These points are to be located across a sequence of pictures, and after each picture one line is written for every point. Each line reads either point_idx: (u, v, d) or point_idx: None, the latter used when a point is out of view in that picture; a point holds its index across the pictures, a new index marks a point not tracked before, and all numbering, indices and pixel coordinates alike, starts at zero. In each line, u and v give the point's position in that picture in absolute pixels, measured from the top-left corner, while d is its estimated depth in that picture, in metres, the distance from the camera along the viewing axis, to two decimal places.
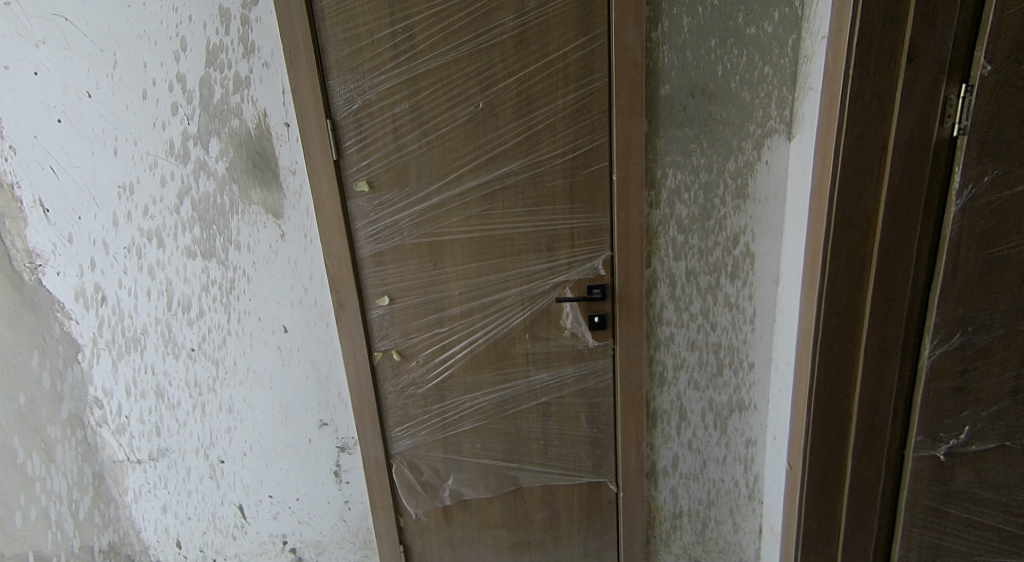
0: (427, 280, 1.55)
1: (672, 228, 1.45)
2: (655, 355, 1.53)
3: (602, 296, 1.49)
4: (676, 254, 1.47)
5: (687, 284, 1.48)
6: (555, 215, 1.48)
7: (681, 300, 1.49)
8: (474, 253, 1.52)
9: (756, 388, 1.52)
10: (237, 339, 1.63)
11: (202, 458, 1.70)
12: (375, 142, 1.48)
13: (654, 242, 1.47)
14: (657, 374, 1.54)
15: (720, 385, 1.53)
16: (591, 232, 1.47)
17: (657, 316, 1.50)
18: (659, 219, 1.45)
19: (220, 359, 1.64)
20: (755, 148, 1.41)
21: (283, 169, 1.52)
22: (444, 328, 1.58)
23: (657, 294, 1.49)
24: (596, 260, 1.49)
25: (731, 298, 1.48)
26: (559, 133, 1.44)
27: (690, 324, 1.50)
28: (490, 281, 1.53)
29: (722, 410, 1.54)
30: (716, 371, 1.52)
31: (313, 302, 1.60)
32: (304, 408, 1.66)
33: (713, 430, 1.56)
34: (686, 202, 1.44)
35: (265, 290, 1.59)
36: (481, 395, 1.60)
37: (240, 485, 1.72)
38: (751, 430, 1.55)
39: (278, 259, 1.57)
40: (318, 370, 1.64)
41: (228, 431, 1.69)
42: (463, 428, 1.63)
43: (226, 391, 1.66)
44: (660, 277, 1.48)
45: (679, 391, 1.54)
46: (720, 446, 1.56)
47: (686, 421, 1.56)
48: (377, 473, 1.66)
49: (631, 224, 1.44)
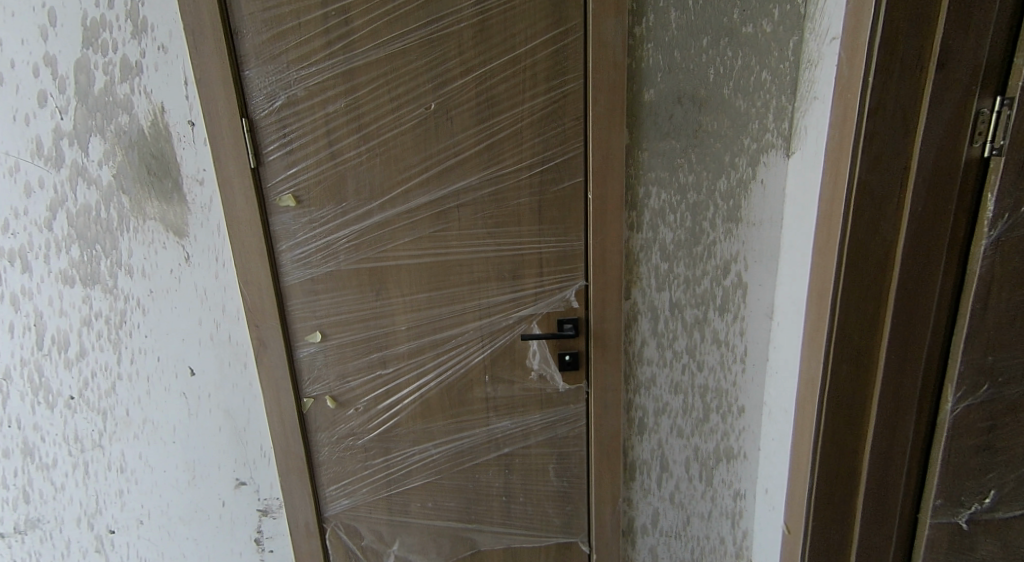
0: (367, 314, 1.30)
1: (655, 255, 1.26)
2: (634, 399, 1.33)
3: (574, 330, 1.29)
4: (658, 284, 1.28)
5: (670, 318, 1.29)
6: (520, 238, 1.26)
7: (663, 336, 1.30)
8: (423, 282, 1.28)
9: (746, 436, 1.34)
10: (130, 383, 1.33)
11: (87, 528, 1.40)
12: (305, 147, 1.23)
13: (635, 270, 1.27)
14: (636, 421, 1.34)
15: (705, 432, 1.34)
16: (562, 258, 1.26)
17: (637, 355, 1.31)
18: (640, 244, 1.26)
19: (109, 408, 1.34)
20: (749, 164, 1.22)
21: (187, 178, 1.23)
22: (388, 369, 1.33)
23: (638, 330, 1.30)
24: (568, 290, 1.28)
25: (719, 335, 1.30)
26: (526, 142, 1.22)
27: (673, 364, 1.31)
28: (442, 314, 1.30)
29: (708, 460, 1.35)
30: (702, 417, 1.33)
31: (226, 339, 1.31)
32: (216, 465, 1.38)
33: (698, 482, 1.37)
34: (670, 225, 1.25)
35: (166, 325, 1.31)
36: (433, 446, 1.36)
37: (137, 558, 1.43)
38: (741, 481, 1.36)
39: (182, 287, 1.28)
40: (233, 420, 1.36)
41: (119, 495, 1.39)
42: (410, 485, 1.39)
43: (118, 447, 1.36)
44: (641, 310, 1.29)
45: (661, 439, 1.35)
46: (705, 500, 1.38)
47: (668, 473, 1.37)
48: (307, 539, 1.40)
49: (608, 250, 1.24)
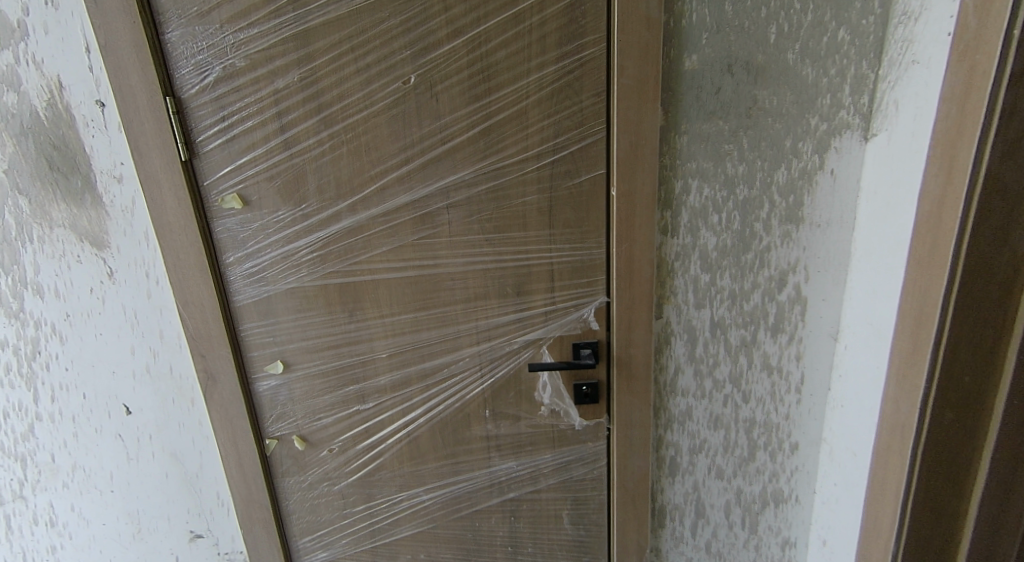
0: (339, 339, 1.06)
1: (696, 265, 1.02)
2: (665, 435, 1.11)
3: (591, 363, 1.03)
4: (697, 300, 1.04)
5: (710, 341, 1.06)
6: (526, 246, 1.00)
7: (702, 362, 1.07)
8: (405, 300, 1.04)
9: (800, 477, 1.12)
10: (51, 424, 1.10)
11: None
12: (250, 133, 0.97)
13: (668, 283, 1.03)
14: (666, 460, 1.13)
15: (750, 473, 1.13)
16: (578, 270, 1.02)
17: (670, 384, 1.08)
18: (676, 251, 1.01)
19: (29, 454, 1.12)
20: (814, 150, 0.96)
21: (102, 174, 0.97)
22: (366, 404, 1.09)
23: (671, 355, 1.06)
24: (585, 308, 1.03)
25: (769, 359, 1.06)
26: (532, 124, 0.96)
27: (713, 394, 1.09)
28: (430, 339, 1.05)
29: (752, 505, 1.15)
30: (747, 455, 1.12)
31: (166, 371, 1.07)
32: (165, 516, 1.16)
33: (739, 530, 1.17)
34: (713, 228, 1.00)
35: (90, 355, 1.06)
36: (424, 492, 1.14)
37: None
38: (790, 528, 1.15)
39: (106, 309, 1.04)
40: (182, 466, 1.13)
41: (51, 552, 1.18)
42: (399, 535, 1.17)
43: (43, 497, 1.14)
44: (675, 331, 1.05)
45: (697, 481, 1.14)
46: (746, 548, 1.18)
47: (704, 519, 1.17)
48: None
49: (637, 260, 0.99)
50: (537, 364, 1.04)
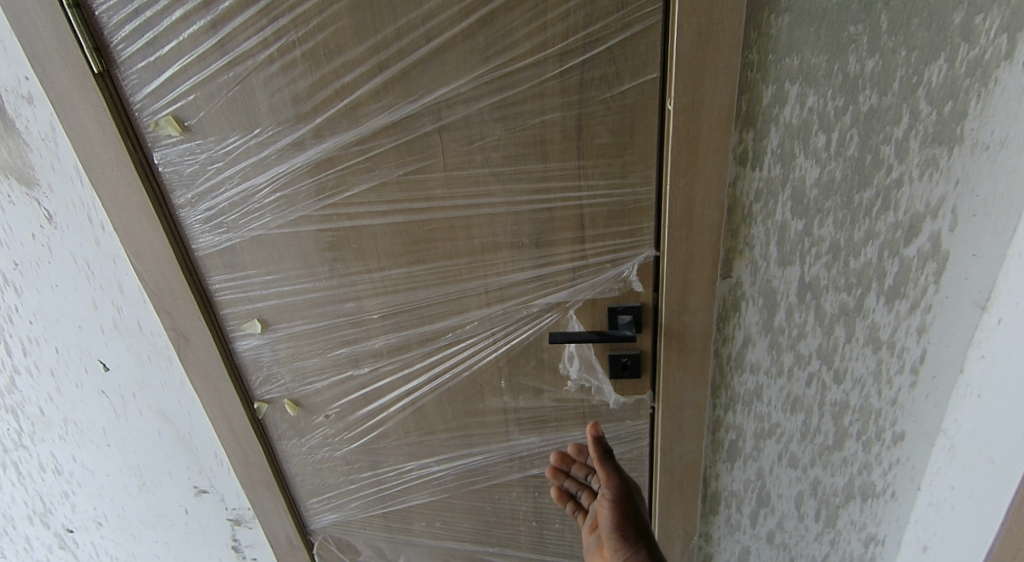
0: (320, 296, 0.87)
1: (785, 207, 0.72)
2: (724, 417, 0.88)
3: (631, 336, 0.78)
4: (781, 256, 0.75)
5: (796, 307, 0.78)
6: (545, 183, 0.74)
7: (781, 333, 0.80)
8: (395, 252, 0.81)
9: (901, 471, 0.87)
10: (31, 379, 1.00)
11: (42, 526, 1.17)
12: (174, 34, 0.72)
13: (742, 233, 0.74)
14: (724, 444, 0.90)
15: (834, 464, 0.89)
16: (615, 216, 0.75)
17: (736, 358, 0.83)
18: (757, 189, 0.72)
19: (19, 406, 1.03)
20: (999, 29, 0.62)
21: (7, 94, 0.76)
22: (361, 369, 0.92)
23: (740, 323, 0.80)
24: (625, 265, 0.77)
25: (877, 332, 0.78)
26: (552, 6, 0.66)
27: (793, 372, 0.83)
28: (430, 298, 0.84)
29: (832, 498, 0.91)
30: (832, 443, 0.88)
31: (134, 328, 0.92)
32: (166, 471, 1.08)
33: (813, 522, 0.95)
34: (815, 154, 0.69)
35: (51, 308, 0.92)
36: (436, 463, 1.00)
37: (107, 555, 1.20)
38: (878, 524, 0.92)
39: (56, 258, 0.87)
40: (173, 426, 1.02)
41: (65, 496, 1.13)
42: (411, 503, 1.05)
43: (44, 447, 1.07)
44: (749, 294, 0.78)
45: (762, 468, 0.91)
46: (819, 543, 0.96)
47: (768, 508, 0.95)
48: (292, 553, 1.13)
49: (699, 203, 0.71)
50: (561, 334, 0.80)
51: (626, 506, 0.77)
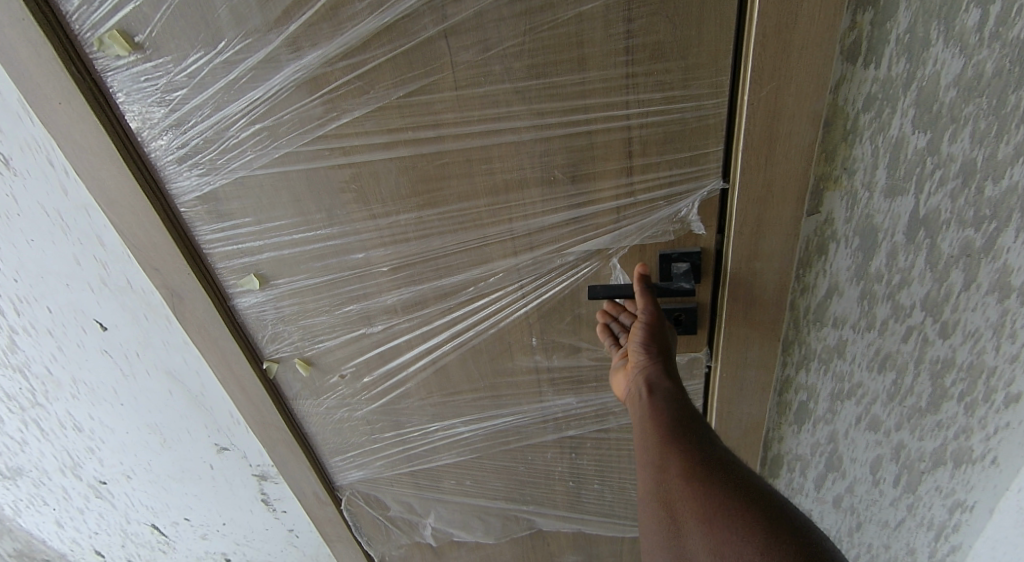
0: (319, 247, 0.73)
1: (906, 117, 0.56)
2: (795, 377, 0.73)
3: (689, 289, 0.64)
4: (889, 184, 0.60)
5: (901, 248, 0.62)
6: (576, 103, 0.58)
7: (878, 280, 0.65)
8: (393, 193, 0.67)
9: (1009, 436, 0.71)
10: (32, 335, 0.88)
11: (75, 478, 1.05)
12: None
13: (841, 155, 0.59)
14: (792, 407, 0.76)
15: (926, 429, 0.74)
16: (668, 142, 0.59)
17: (816, 311, 0.68)
18: (869, 93, 0.56)
19: (26, 363, 0.91)
20: None
21: None
22: (375, 326, 0.80)
23: (826, 269, 0.65)
24: (680, 204, 0.62)
25: (1006, 277, 0.62)
26: None
27: (886, 325, 0.67)
28: (447, 247, 0.70)
29: (917, 463, 0.76)
30: (926, 405, 0.72)
31: (122, 284, 0.82)
32: (187, 429, 0.99)
33: (890, 488, 0.79)
34: (959, 38, 0.53)
35: (33, 262, 0.81)
36: (463, 424, 0.90)
37: (143, 506, 1.09)
38: (969, 489, 0.76)
39: (23, 209, 0.76)
40: (183, 385, 0.93)
41: (92, 451, 1.02)
42: (439, 462, 0.97)
43: (61, 404, 0.96)
44: (844, 233, 0.63)
45: (835, 432, 0.77)
46: (895, 509, 0.81)
47: (838, 472, 0.80)
48: (320, 507, 1.04)
49: (786, 118, 0.54)
50: (602, 288, 0.66)
51: (654, 326, 0.62)
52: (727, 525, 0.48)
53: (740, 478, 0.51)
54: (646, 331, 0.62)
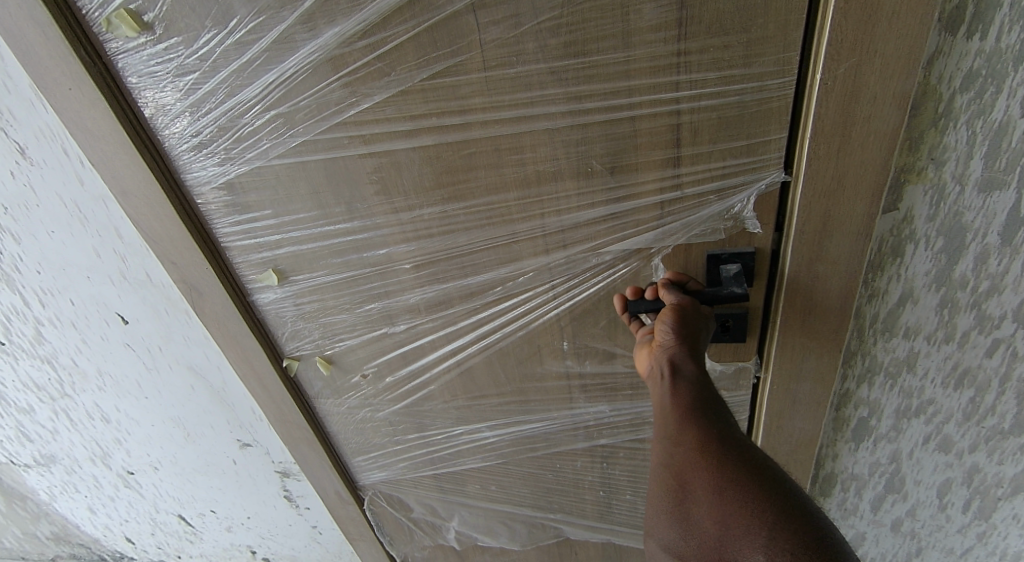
0: (340, 243, 0.69)
1: (1014, 97, 0.49)
2: (855, 391, 0.67)
3: (741, 294, 0.56)
4: (985, 178, 0.53)
5: (992, 252, 0.56)
6: (614, 87, 0.52)
7: (960, 287, 0.58)
8: (413, 188, 0.62)
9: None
10: (57, 327, 0.85)
11: (105, 467, 1.04)
12: None
13: (928, 145, 0.52)
14: (851, 422, 0.70)
15: (1005, 452, 0.65)
16: (722, 128, 0.52)
17: (885, 319, 0.62)
18: (971, 68, 0.49)
19: (52, 355, 0.89)
20: None
21: None
22: (398, 326, 0.76)
23: (901, 273, 0.59)
24: (733, 198, 0.55)
25: None
26: None
27: (967, 338, 0.60)
28: (473, 244, 0.65)
29: (991, 488, 0.68)
30: (1007, 427, 0.64)
31: (142, 277, 0.77)
32: (209, 424, 0.95)
33: (958, 514, 0.71)
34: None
35: (55, 253, 0.77)
36: (488, 429, 0.85)
37: (170, 496, 1.08)
38: None
39: (42, 200, 0.72)
40: (204, 381, 0.88)
41: (119, 442, 1.00)
42: (463, 467, 0.92)
43: (88, 394, 0.94)
44: (924, 234, 0.56)
45: (899, 451, 0.69)
46: (962, 537, 0.72)
47: (898, 494, 0.73)
48: (342, 506, 1.01)
49: (867, 100, 0.48)
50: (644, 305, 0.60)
51: (681, 308, 0.55)
52: (731, 506, 0.45)
53: (754, 460, 0.48)
54: (674, 311, 0.55)
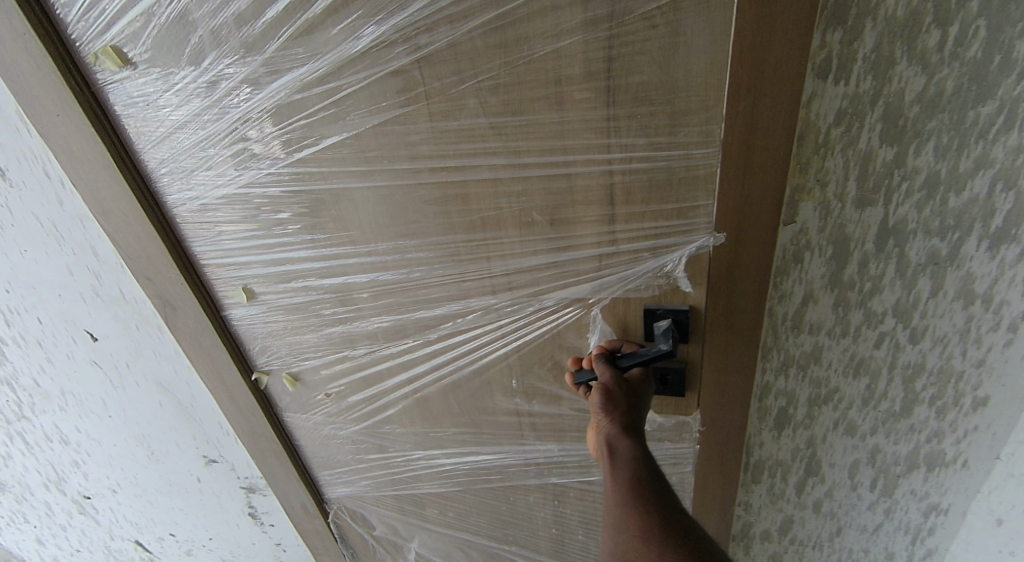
0: (306, 269, 0.72)
1: (883, 126, 0.50)
2: (773, 384, 0.65)
3: (666, 348, 0.57)
4: (860, 196, 0.53)
5: (870, 257, 0.56)
6: (521, 119, 0.53)
7: (852, 287, 0.57)
8: (370, 227, 0.65)
9: (984, 439, 0.63)
10: (20, 350, 0.88)
11: (59, 493, 1.07)
12: None
13: (815, 166, 0.53)
14: (770, 413, 0.67)
15: (900, 433, 0.64)
16: (660, 192, 0.54)
17: (793, 319, 0.60)
18: (840, 109, 0.50)
19: (11, 377, 0.92)
20: None
21: None
22: (358, 349, 0.78)
23: (802, 277, 0.58)
24: (667, 257, 0.57)
25: (972, 284, 0.55)
26: None
27: (860, 330, 0.60)
28: (427, 279, 0.67)
29: (892, 467, 0.67)
30: (898, 410, 0.63)
31: (116, 294, 0.80)
32: (173, 441, 0.97)
33: (868, 492, 0.69)
34: (923, 57, 0.48)
35: (28, 273, 0.80)
36: (445, 457, 0.87)
37: (127, 521, 1.10)
38: (944, 494, 0.67)
39: (19, 221, 0.75)
40: (171, 396, 0.91)
41: (76, 466, 1.03)
42: (423, 490, 0.94)
43: (46, 418, 0.96)
44: (815, 240, 0.56)
45: (813, 437, 0.67)
46: (873, 514, 0.70)
47: (816, 477, 0.70)
48: (308, 519, 1.04)
49: (762, 130, 0.49)
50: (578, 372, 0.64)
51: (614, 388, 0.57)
52: None
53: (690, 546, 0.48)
54: (603, 389, 0.57)
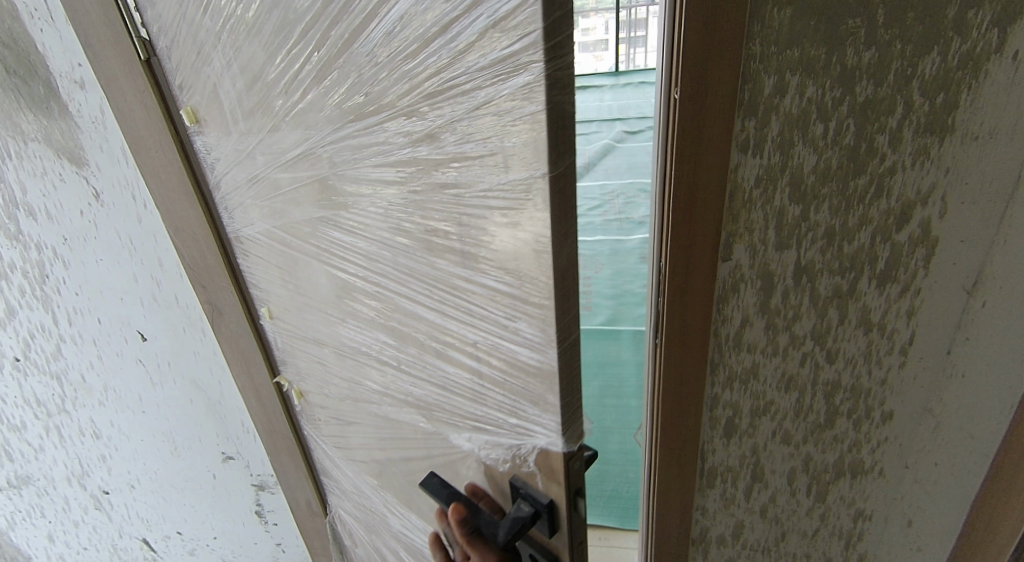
0: (300, 311, 0.82)
1: (805, 160, 0.50)
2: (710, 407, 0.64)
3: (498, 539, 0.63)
4: (780, 235, 0.53)
5: (791, 290, 0.56)
6: (404, 255, 0.61)
7: (780, 313, 0.57)
8: (327, 301, 0.76)
9: (896, 449, 0.63)
10: (76, 347, 0.99)
11: (79, 487, 1.17)
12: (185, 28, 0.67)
13: (743, 216, 0.53)
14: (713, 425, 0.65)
15: (825, 443, 0.64)
16: (512, 369, 0.58)
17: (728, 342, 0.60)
18: (770, 162, 0.50)
19: (62, 373, 1.03)
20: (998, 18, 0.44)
21: (62, 78, 0.76)
22: (331, 394, 0.89)
23: (735, 305, 0.57)
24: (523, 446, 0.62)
25: (872, 313, 0.56)
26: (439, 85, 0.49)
27: (787, 350, 0.59)
28: (363, 360, 0.76)
29: (824, 473, 0.67)
30: (823, 422, 0.63)
31: (173, 300, 0.90)
32: (197, 438, 1.06)
33: (804, 497, 0.69)
34: (842, 120, 0.48)
35: (99, 279, 0.91)
36: (396, 527, 0.96)
37: (137, 518, 1.20)
38: (868, 499, 0.67)
39: (103, 236, 0.86)
40: (204, 394, 1.00)
41: (102, 460, 1.13)
42: (382, 544, 1.03)
43: (84, 413, 1.07)
44: (742, 271, 0.55)
45: (756, 445, 0.66)
46: (812, 519, 0.71)
47: (762, 482, 0.69)
48: (312, 518, 1.11)
49: (703, 187, 0.51)
50: (438, 480, 0.73)
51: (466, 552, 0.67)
52: None
53: None
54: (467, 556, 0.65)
